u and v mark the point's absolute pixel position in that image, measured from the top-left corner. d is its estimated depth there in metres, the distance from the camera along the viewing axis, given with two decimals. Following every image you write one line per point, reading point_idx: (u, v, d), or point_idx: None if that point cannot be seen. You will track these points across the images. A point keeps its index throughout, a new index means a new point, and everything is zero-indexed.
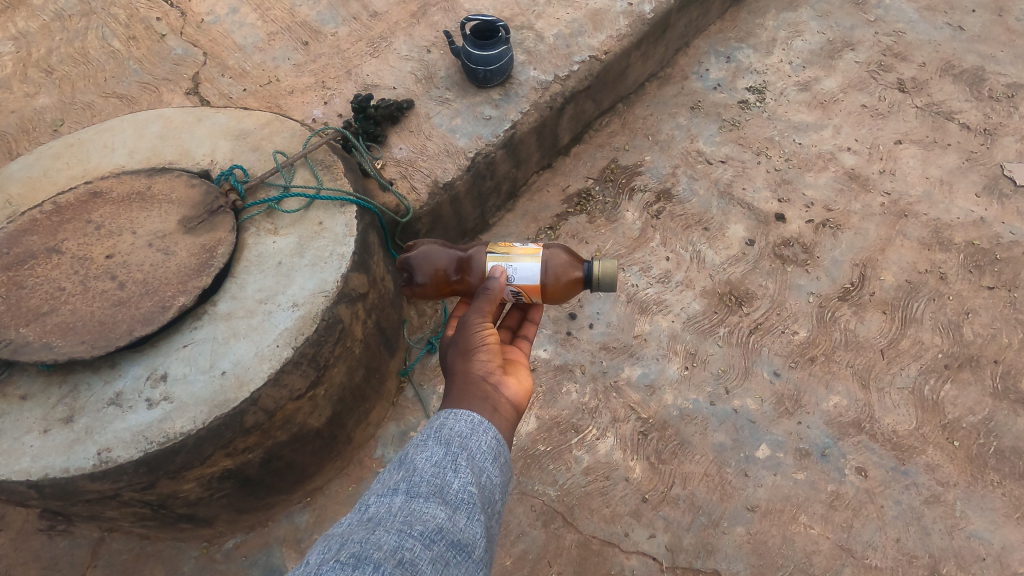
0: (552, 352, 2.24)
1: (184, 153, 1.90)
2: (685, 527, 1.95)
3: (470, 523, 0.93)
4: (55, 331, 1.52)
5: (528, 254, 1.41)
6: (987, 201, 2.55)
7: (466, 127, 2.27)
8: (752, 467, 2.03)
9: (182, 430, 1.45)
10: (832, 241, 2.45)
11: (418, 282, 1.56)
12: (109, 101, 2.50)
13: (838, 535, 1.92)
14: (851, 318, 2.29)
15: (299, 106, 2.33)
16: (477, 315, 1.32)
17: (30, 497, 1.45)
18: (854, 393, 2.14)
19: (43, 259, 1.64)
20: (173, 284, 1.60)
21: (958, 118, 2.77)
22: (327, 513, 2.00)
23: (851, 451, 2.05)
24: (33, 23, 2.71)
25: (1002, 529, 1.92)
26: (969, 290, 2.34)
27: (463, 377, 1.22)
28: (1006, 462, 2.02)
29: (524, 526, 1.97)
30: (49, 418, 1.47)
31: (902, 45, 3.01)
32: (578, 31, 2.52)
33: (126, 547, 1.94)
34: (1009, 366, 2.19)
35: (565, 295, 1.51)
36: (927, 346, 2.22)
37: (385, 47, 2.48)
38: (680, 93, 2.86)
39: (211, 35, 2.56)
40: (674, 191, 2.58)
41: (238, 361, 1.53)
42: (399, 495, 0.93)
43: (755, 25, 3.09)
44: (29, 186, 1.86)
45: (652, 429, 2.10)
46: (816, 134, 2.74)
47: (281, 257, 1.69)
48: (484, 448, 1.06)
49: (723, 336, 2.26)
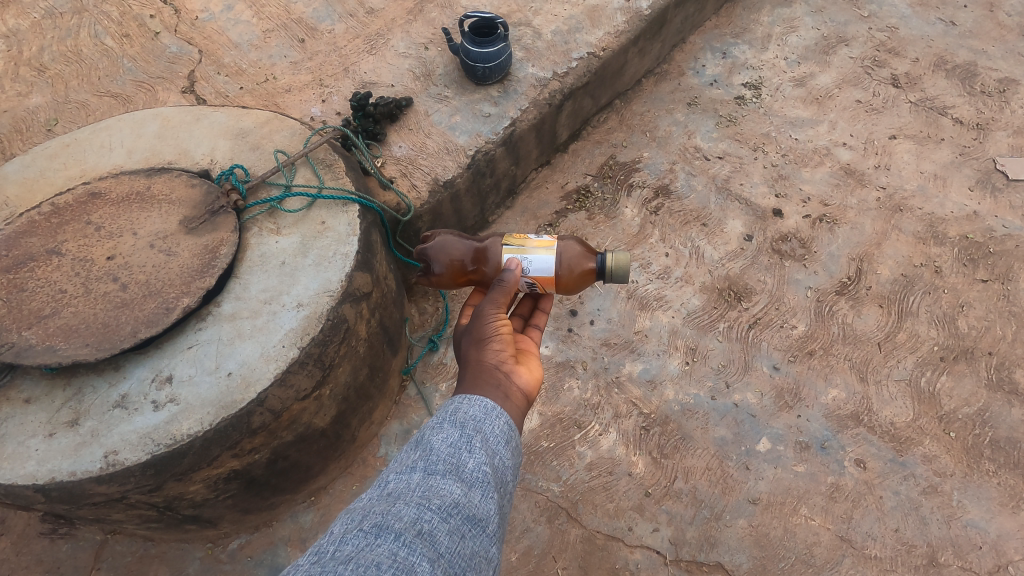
0: (553, 349, 2.25)
1: (184, 153, 1.89)
2: (688, 521, 1.97)
3: (484, 500, 0.94)
4: (58, 334, 1.51)
5: (543, 246, 1.43)
6: (979, 194, 2.59)
7: (465, 125, 2.26)
8: (753, 461, 2.05)
9: (189, 432, 1.44)
10: (828, 236, 2.48)
11: (435, 272, 1.57)
12: (103, 100, 2.47)
13: (838, 527, 1.94)
14: (848, 313, 2.31)
15: (296, 104, 2.31)
16: (491, 305, 1.33)
17: (36, 500, 1.44)
18: (852, 385, 2.17)
19: (43, 262, 1.63)
20: (177, 285, 1.59)
21: (950, 113, 2.81)
22: (332, 512, 2.00)
23: (851, 444, 2.07)
24: (24, 20, 2.68)
25: (997, 518, 1.95)
26: (963, 283, 2.37)
27: (476, 365, 1.23)
28: (1001, 452, 2.06)
29: (528, 522, 1.98)
30: (53, 421, 1.46)
31: (896, 41, 3.03)
32: (576, 27, 2.52)
33: (130, 550, 1.94)
34: (1003, 358, 2.22)
35: (578, 286, 1.52)
36: (922, 339, 2.25)
37: (382, 44, 2.47)
38: (677, 89, 2.88)
39: (206, 32, 2.54)
40: (672, 187, 2.59)
41: (244, 362, 1.53)
42: (416, 473, 0.94)
43: (749, 20, 3.11)
44: (26, 187, 1.84)
45: (654, 424, 2.12)
46: (812, 129, 2.76)
47: (285, 256, 1.68)
48: (497, 432, 1.07)
49: (723, 331, 2.28)
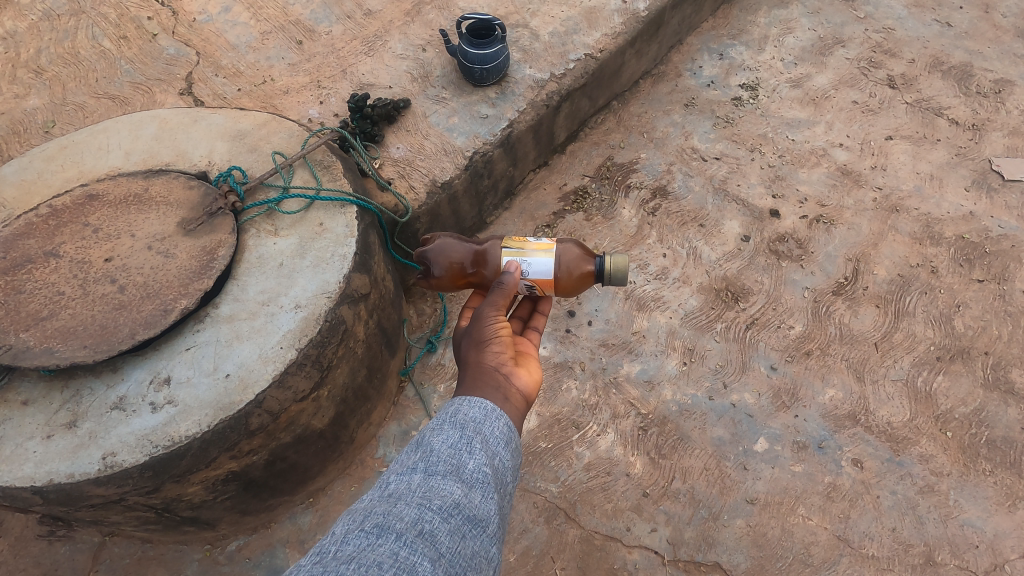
0: (551, 350, 2.26)
1: (181, 154, 1.89)
2: (685, 521, 1.97)
3: (485, 501, 0.94)
4: (56, 337, 1.51)
5: (543, 249, 1.44)
6: (975, 195, 2.60)
7: (463, 127, 2.27)
8: (751, 460, 2.06)
9: (188, 434, 1.44)
10: (825, 236, 2.48)
11: (434, 274, 1.57)
12: (100, 102, 2.47)
13: (836, 526, 1.95)
14: (845, 313, 2.32)
15: (294, 106, 2.31)
16: (491, 308, 1.33)
17: (33, 503, 1.44)
18: (849, 385, 2.18)
19: (40, 264, 1.63)
20: (175, 287, 1.59)
21: (947, 114, 2.82)
22: (330, 513, 2.00)
23: (848, 443, 2.08)
24: (21, 23, 2.67)
25: (993, 518, 1.96)
26: (960, 283, 2.38)
27: (476, 367, 1.23)
28: (997, 451, 2.07)
29: (526, 522, 1.98)
30: (51, 423, 1.47)
31: (892, 42, 3.05)
32: (574, 29, 2.53)
33: (129, 552, 1.93)
34: (999, 357, 2.23)
35: (577, 289, 1.52)
36: (919, 339, 2.26)
37: (380, 45, 2.47)
38: (674, 91, 2.88)
39: (204, 34, 2.55)
40: (669, 188, 2.60)
41: (242, 364, 1.53)
42: (417, 474, 0.94)
43: (746, 22, 3.12)
44: (24, 189, 1.84)
45: (652, 424, 2.12)
46: (809, 130, 2.77)
47: (283, 258, 1.69)
48: (497, 434, 1.07)
49: (721, 331, 2.29)
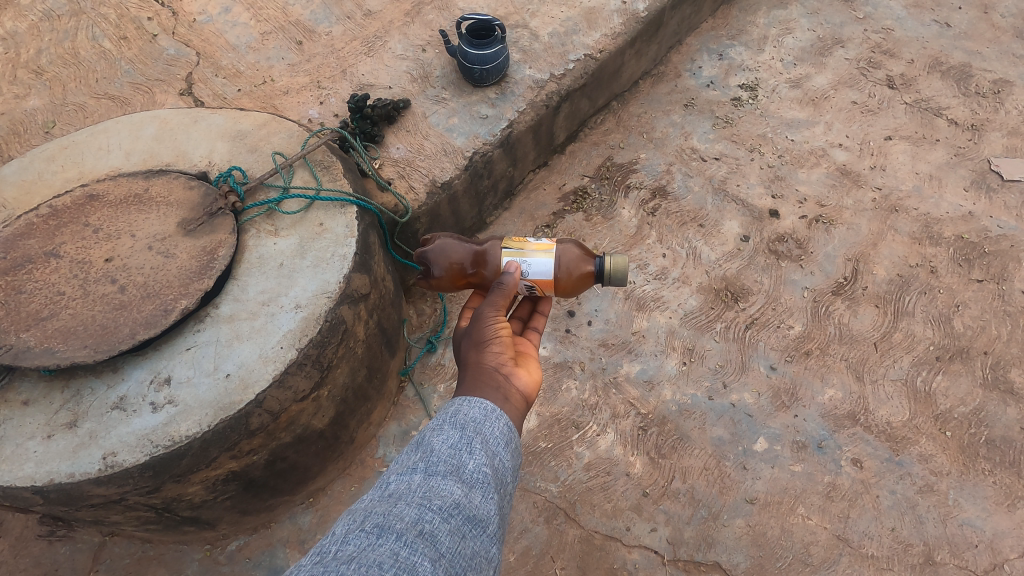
0: (551, 350, 2.26)
1: (182, 154, 1.89)
2: (685, 520, 1.97)
3: (485, 500, 0.94)
4: (57, 337, 1.51)
5: (543, 249, 1.45)
6: (974, 195, 2.60)
7: (463, 127, 2.27)
8: (750, 460, 2.06)
9: (188, 433, 1.44)
10: (824, 237, 2.49)
11: (434, 275, 1.58)
12: (101, 102, 2.47)
13: (835, 526, 1.95)
14: (844, 312, 2.32)
15: (293, 106, 2.31)
16: (491, 308, 1.34)
17: (34, 503, 1.44)
18: (849, 385, 2.18)
19: (40, 264, 1.63)
20: (175, 287, 1.59)
21: (946, 114, 2.82)
22: (330, 513, 2.00)
23: (847, 443, 2.08)
24: (21, 23, 2.68)
25: (993, 517, 1.96)
26: (959, 283, 2.39)
27: (476, 367, 1.23)
28: (996, 450, 2.07)
29: (526, 522, 1.98)
30: (52, 423, 1.47)
31: (891, 42, 3.05)
32: (573, 29, 2.53)
33: (129, 552, 1.94)
34: (998, 357, 2.23)
35: (577, 289, 1.52)
36: (918, 339, 2.27)
37: (380, 46, 2.48)
38: (673, 91, 2.89)
39: (204, 34, 2.55)
40: (669, 188, 2.60)
41: (243, 363, 1.53)
42: (417, 474, 0.95)
43: (746, 22, 3.13)
44: (24, 189, 1.84)
45: (652, 424, 2.12)
46: (808, 130, 2.78)
47: (283, 258, 1.69)
48: (497, 434, 1.07)
49: (720, 331, 2.29)
